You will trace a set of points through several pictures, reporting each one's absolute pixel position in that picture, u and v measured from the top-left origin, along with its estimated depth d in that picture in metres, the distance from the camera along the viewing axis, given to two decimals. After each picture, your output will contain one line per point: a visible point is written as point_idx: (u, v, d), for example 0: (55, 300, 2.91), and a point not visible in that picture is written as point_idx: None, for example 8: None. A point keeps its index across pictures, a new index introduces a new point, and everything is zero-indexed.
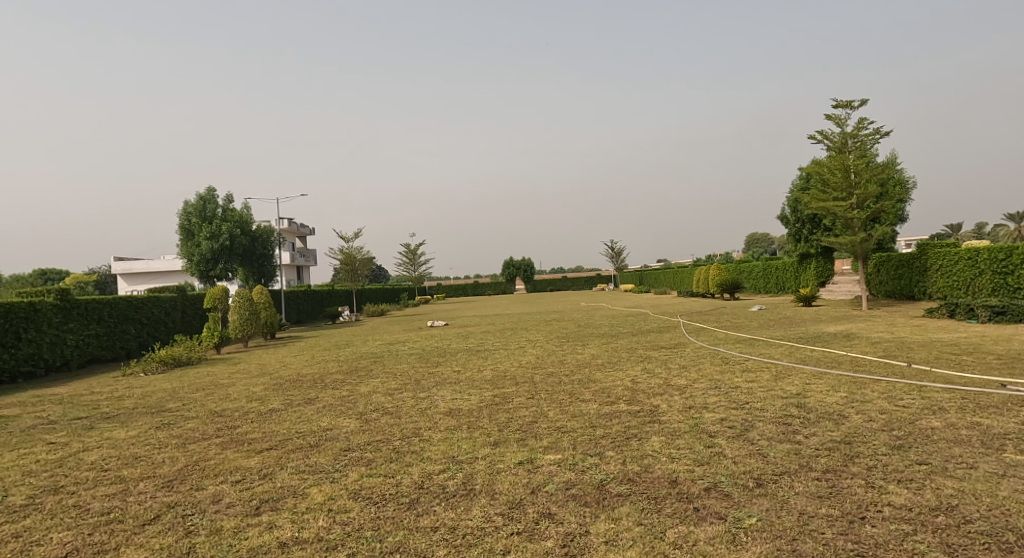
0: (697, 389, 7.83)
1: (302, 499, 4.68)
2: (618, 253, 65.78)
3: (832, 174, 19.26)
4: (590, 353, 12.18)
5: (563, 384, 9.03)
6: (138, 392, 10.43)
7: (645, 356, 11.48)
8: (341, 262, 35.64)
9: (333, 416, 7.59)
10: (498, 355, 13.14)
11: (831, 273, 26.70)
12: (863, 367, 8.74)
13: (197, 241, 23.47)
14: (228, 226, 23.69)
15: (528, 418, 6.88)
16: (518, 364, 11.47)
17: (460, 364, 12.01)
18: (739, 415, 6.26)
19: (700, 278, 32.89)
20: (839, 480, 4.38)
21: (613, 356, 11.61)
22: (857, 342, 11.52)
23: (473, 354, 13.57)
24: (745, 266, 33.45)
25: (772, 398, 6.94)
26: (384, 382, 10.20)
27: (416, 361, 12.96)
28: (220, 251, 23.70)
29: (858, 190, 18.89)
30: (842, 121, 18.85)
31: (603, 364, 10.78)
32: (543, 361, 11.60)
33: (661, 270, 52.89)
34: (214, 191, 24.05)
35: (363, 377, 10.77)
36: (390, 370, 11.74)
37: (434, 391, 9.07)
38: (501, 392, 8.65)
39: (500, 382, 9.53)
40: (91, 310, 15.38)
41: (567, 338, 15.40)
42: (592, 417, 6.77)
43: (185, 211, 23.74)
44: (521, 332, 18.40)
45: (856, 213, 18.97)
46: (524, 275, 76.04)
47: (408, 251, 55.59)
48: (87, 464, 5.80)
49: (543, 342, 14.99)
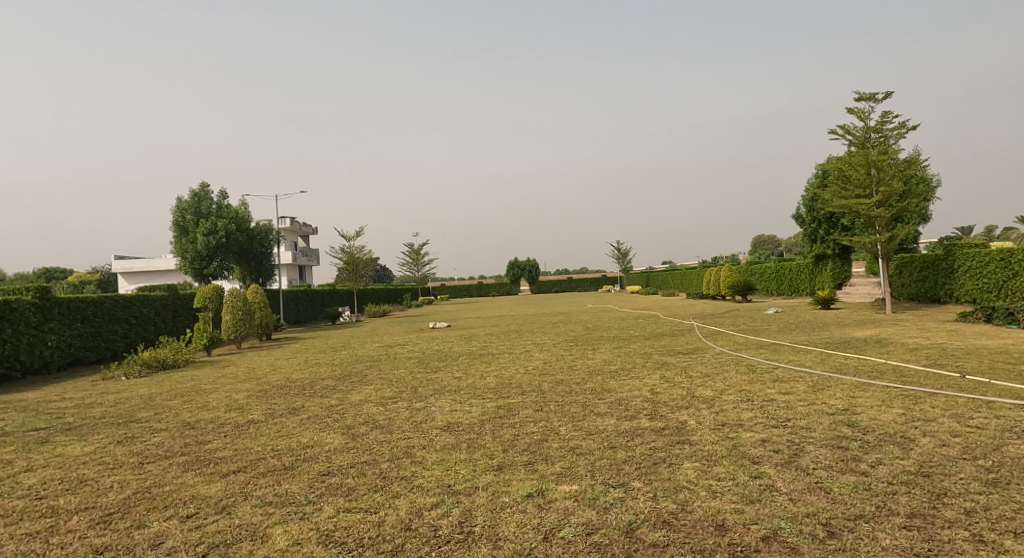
0: (728, 402, 6.94)
1: (263, 544, 3.82)
2: (625, 253, 64.91)
3: (853, 170, 18.25)
4: (600, 359, 11.34)
5: (574, 395, 8.15)
6: (111, 398, 9.59)
7: (662, 362, 10.62)
8: (343, 261, 34.82)
9: (316, 430, 6.74)
10: (504, 359, 12.34)
11: (848, 275, 25.75)
12: (910, 378, 7.82)
13: (191, 237, 22.11)
14: (224, 224, 22.32)
15: (537, 435, 6.01)
16: (523, 370, 10.60)
17: (462, 369, 11.18)
18: (785, 437, 5.41)
19: (712, 278, 32.07)
20: (933, 531, 3.50)
21: (628, 362, 10.78)
22: (891, 348, 10.65)
23: (475, 358, 12.75)
24: (757, 267, 32.50)
25: (816, 414, 6.08)
26: (378, 390, 9.35)
27: (414, 366, 12.12)
28: (215, 248, 22.15)
29: (882, 187, 17.88)
30: (864, 115, 17.90)
31: (616, 371, 9.93)
32: (551, 367, 10.76)
33: (668, 273, 51.86)
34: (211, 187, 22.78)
35: (356, 385, 9.91)
36: (386, 375, 10.89)
37: (431, 401, 8.20)
38: (505, 402, 7.80)
39: (505, 391, 8.67)
40: (74, 309, 14.59)
41: (576, 341, 14.58)
42: (610, 435, 5.89)
43: (180, 207, 22.38)
44: (527, 334, 17.65)
45: (879, 212, 17.96)
46: (530, 277, 75.17)
47: (411, 250, 55.00)
48: (21, 490, 4.94)
49: (550, 346, 14.15)
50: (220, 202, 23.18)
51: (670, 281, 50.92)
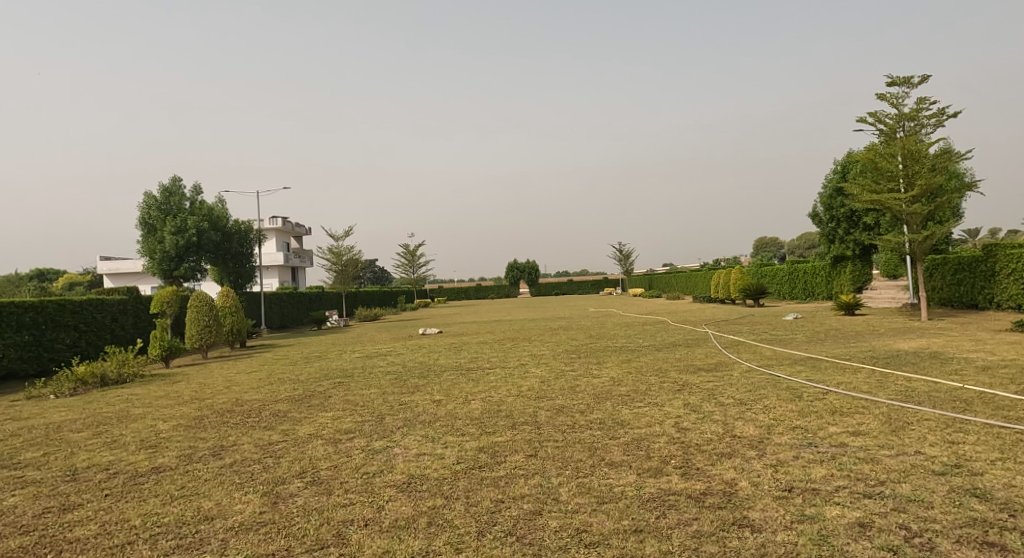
0: (784, 449, 5.20)
1: None
2: (626, 256, 63.19)
3: (884, 162, 16.50)
4: (608, 378, 9.60)
5: (579, 431, 6.40)
6: (11, 427, 7.82)
7: (682, 383, 8.86)
8: (331, 262, 33.06)
9: (231, 487, 5.00)
10: (495, 376, 10.59)
11: (869, 278, 24.04)
12: (1012, 411, 6.09)
13: (159, 236, 20.33)
14: (195, 221, 20.58)
15: (530, 506, 4.28)
16: (516, 392, 8.85)
17: (444, 389, 9.42)
18: (891, 537, 3.68)
19: (722, 281, 30.37)
20: None
21: (641, 383, 9.02)
22: (956, 365, 8.92)
23: (462, 374, 11.01)
24: (769, 269, 30.75)
25: (916, 474, 4.36)
26: (336, 418, 7.59)
27: (390, 383, 10.37)
28: (184, 248, 20.38)
29: (918, 180, 16.12)
30: (897, 100, 16.16)
31: (628, 395, 8.18)
32: (549, 388, 8.99)
33: (672, 274, 50.18)
34: (181, 181, 21.03)
35: (313, 411, 8.16)
36: (352, 397, 9.15)
37: (398, 438, 6.45)
38: (491, 442, 6.05)
39: (491, 422, 6.92)
40: (8, 315, 12.84)
41: (580, 353, 12.82)
42: (632, 507, 4.16)
43: (146, 203, 20.62)
44: (524, 343, 15.90)
45: (914, 208, 16.19)
46: (529, 279, 73.42)
47: (409, 250, 52.86)
48: None
49: (550, 359, 12.38)
50: (191, 198, 21.39)
51: (674, 284, 49.19)
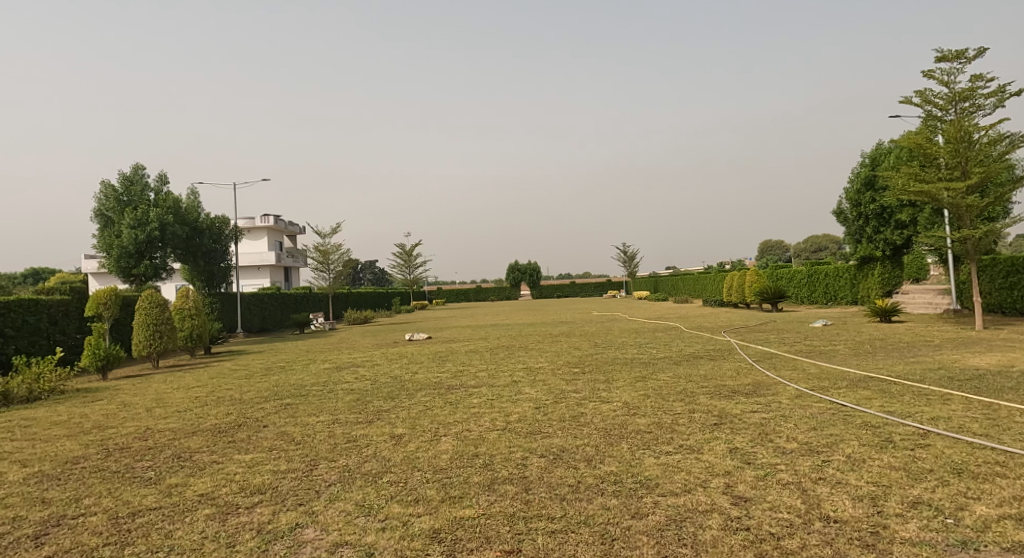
0: None
1: None
2: (630, 257, 61.12)
3: (933, 149, 14.47)
4: (620, 405, 7.55)
5: (587, 501, 4.35)
6: None
7: (720, 414, 6.81)
8: (317, 261, 31.01)
9: None
10: (480, 397, 8.56)
11: (900, 281, 22.07)
12: None
13: (116, 229, 18.32)
14: (157, 213, 18.62)
15: None
16: (503, 424, 6.81)
17: (412, 418, 7.38)
18: None
19: (735, 283, 28.33)
20: None
21: (666, 414, 6.98)
22: None
23: (440, 394, 8.96)
24: (785, 271, 28.71)
25: None
26: (253, 466, 5.53)
27: (349, 406, 8.32)
28: (144, 243, 18.37)
29: (973, 169, 14.12)
30: (949, 77, 14.14)
31: (651, 434, 6.13)
32: (546, 418, 6.95)
33: (678, 277, 48.11)
34: (143, 170, 19.11)
35: (230, 451, 6.10)
36: (294, 428, 7.10)
37: (320, 508, 4.39)
38: (455, 525, 3.99)
39: (463, 480, 4.87)
40: None
41: (583, 368, 10.75)
42: None
43: (103, 193, 18.64)
44: (519, 353, 13.85)
45: (969, 199, 14.13)
46: (530, 281, 71.31)
47: (403, 250, 51.10)
48: None
49: (547, 374, 10.34)
50: (155, 189, 19.39)
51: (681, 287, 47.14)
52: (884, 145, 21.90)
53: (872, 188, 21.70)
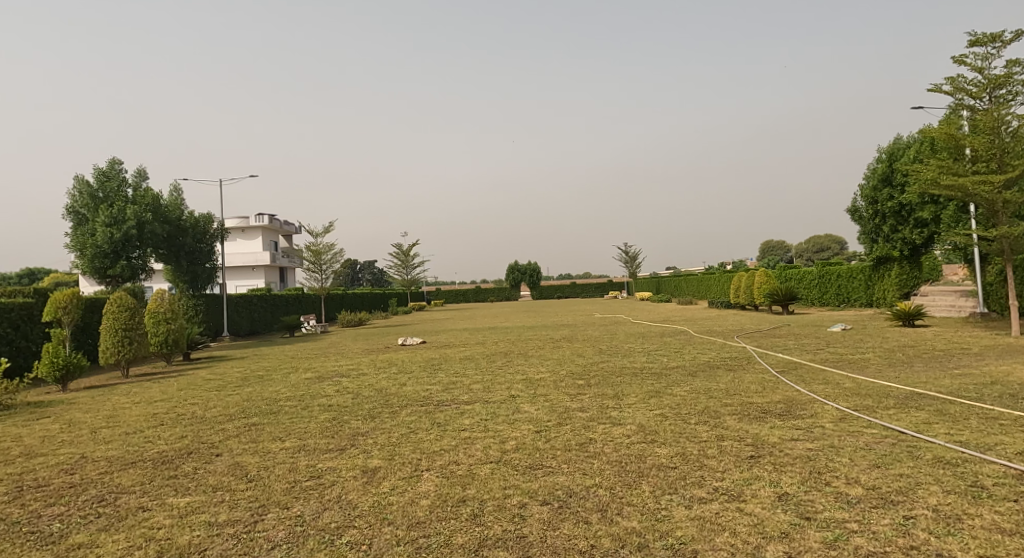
0: None
1: None
2: (632, 257, 60.09)
3: (967, 141, 13.42)
4: (634, 430, 6.49)
5: None
6: None
7: (753, 442, 5.75)
8: (309, 261, 29.90)
9: None
10: (471, 416, 7.49)
11: (918, 282, 21.05)
12: None
13: (90, 228, 17.26)
14: (134, 211, 17.55)
15: None
16: (497, 455, 5.74)
17: (391, 445, 6.31)
18: None
19: (743, 284, 27.29)
20: None
21: (689, 442, 5.92)
22: None
23: (427, 413, 7.89)
24: (795, 272, 27.67)
25: None
26: (184, 516, 4.45)
27: (322, 428, 7.26)
28: (120, 242, 17.30)
29: (1011, 161, 13.07)
30: (983, 63, 13.12)
31: (676, 471, 5.07)
32: (550, 447, 5.89)
33: (682, 278, 47.09)
34: (120, 165, 18.03)
35: (165, 492, 5.02)
36: (251, 458, 6.02)
37: None
38: None
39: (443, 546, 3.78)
40: None
41: (589, 380, 9.68)
42: None
43: (77, 189, 17.58)
44: (518, 361, 12.80)
45: (1006, 194, 13.08)
46: (530, 281, 70.27)
47: (400, 251, 50.04)
48: None
49: (550, 387, 9.28)
50: (133, 185, 18.34)
51: (684, 288, 46.08)
52: (903, 140, 20.92)
53: (890, 184, 20.74)
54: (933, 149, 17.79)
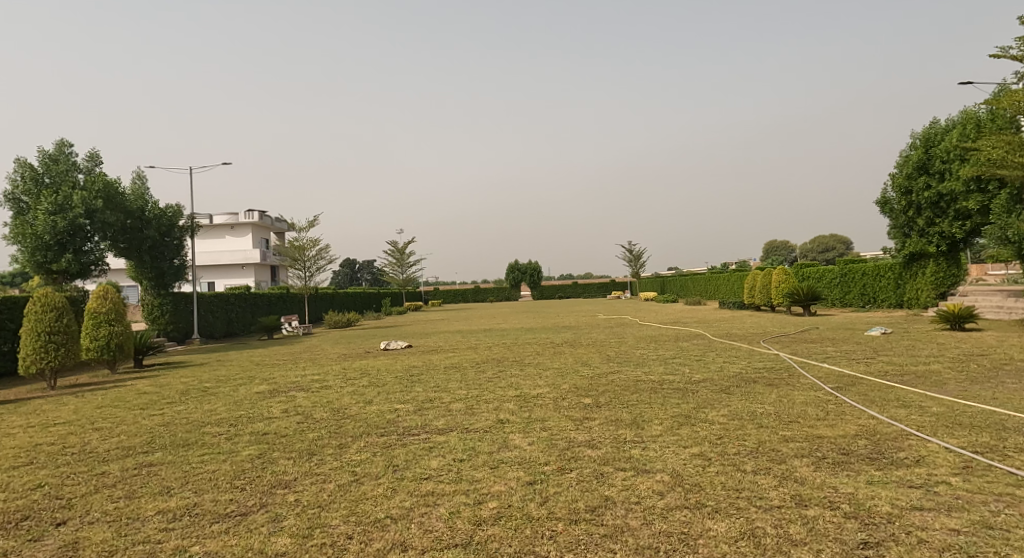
0: None
1: None
2: (636, 257, 58.09)
3: None
4: (668, 484, 4.56)
5: None
6: None
7: (856, 515, 3.82)
8: (293, 259, 27.95)
9: None
10: (443, 456, 5.56)
11: (956, 280, 19.07)
12: None
13: (31, 216, 15.37)
14: (82, 198, 15.70)
15: None
16: (470, 538, 3.82)
17: (320, 510, 4.37)
18: None
19: (759, 284, 25.30)
20: None
21: (756, 511, 3.97)
22: None
23: (386, 448, 5.95)
24: (815, 269, 25.71)
25: None
26: None
27: (236, 471, 5.33)
28: (66, 232, 15.42)
29: None
30: None
31: None
32: (548, 521, 3.97)
33: (688, 277, 45.13)
34: (69, 146, 16.13)
35: None
36: (105, 531, 4.09)
37: None
38: None
39: None
40: None
41: (598, 400, 7.73)
42: None
43: (19, 173, 15.66)
44: (512, 371, 10.88)
45: None
46: (531, 282, 68.34)
47: (396, 250, 48.26)
48: None
49: (549, 411, 7.35)
50: (84, 169, 16.45)
51: (691, 289, 44.12)
52: (939, 124, 19.04)
53: (926, 173, 18.80)
54: (982, 129, 15.88)
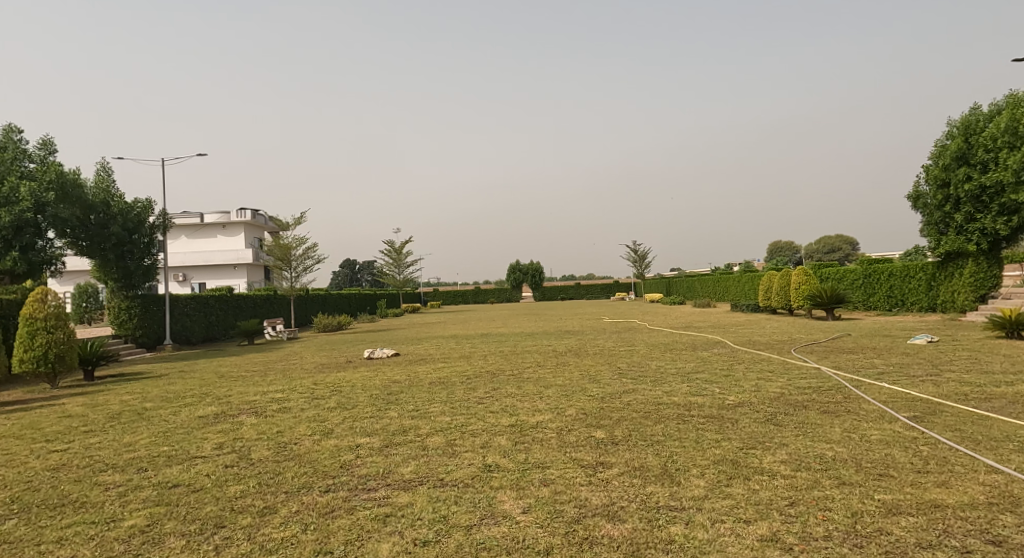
0: None
1: None
2: (641, 257, 56.36)
3: None
4: None
5: None
6: None
7: None
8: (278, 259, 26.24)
9: None
10: (403, 536, 3.90)
11: (998, 281, 17.30)
12: None
13: None
14: (30, 189, 14.09)
15: None
16: None
17: None
18: None
19: (776, 285, 23.57)
20: None
21: None
22: None
23: (328, 517, 4.30)
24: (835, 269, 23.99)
25: None
26: None
27: None
28: (10, 228, 13.83)
29: None
30: None
31: None
32: None
33: (696, 277, 43.44)
34: (18, 133, 14.55)
35: None
36: None
37: None
38: None
39: None
40: None
41: (614, 436, 6.07)
42: None
43: None
44: (507, 389, 9.20)
45: None
46: (533, 282, 66.64)
47: (393, 249, 46.59)
48: None
49: (552, 452, 5.68)
50: (35, 158, 14.86)
51: (698, 290, 42.43)
52: (980, 111, 17.45)
53: (966, 163, 17.15)
54: None
